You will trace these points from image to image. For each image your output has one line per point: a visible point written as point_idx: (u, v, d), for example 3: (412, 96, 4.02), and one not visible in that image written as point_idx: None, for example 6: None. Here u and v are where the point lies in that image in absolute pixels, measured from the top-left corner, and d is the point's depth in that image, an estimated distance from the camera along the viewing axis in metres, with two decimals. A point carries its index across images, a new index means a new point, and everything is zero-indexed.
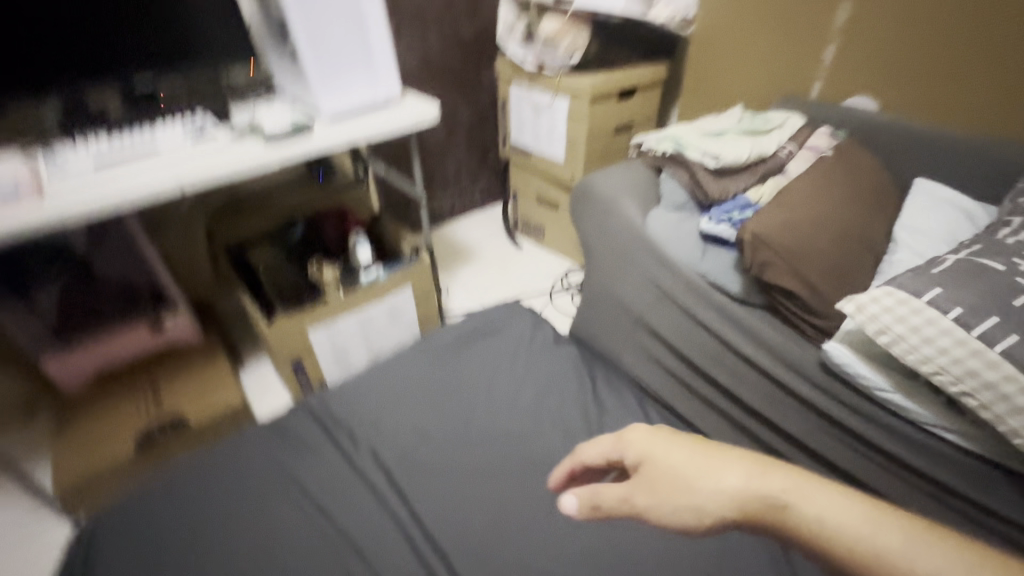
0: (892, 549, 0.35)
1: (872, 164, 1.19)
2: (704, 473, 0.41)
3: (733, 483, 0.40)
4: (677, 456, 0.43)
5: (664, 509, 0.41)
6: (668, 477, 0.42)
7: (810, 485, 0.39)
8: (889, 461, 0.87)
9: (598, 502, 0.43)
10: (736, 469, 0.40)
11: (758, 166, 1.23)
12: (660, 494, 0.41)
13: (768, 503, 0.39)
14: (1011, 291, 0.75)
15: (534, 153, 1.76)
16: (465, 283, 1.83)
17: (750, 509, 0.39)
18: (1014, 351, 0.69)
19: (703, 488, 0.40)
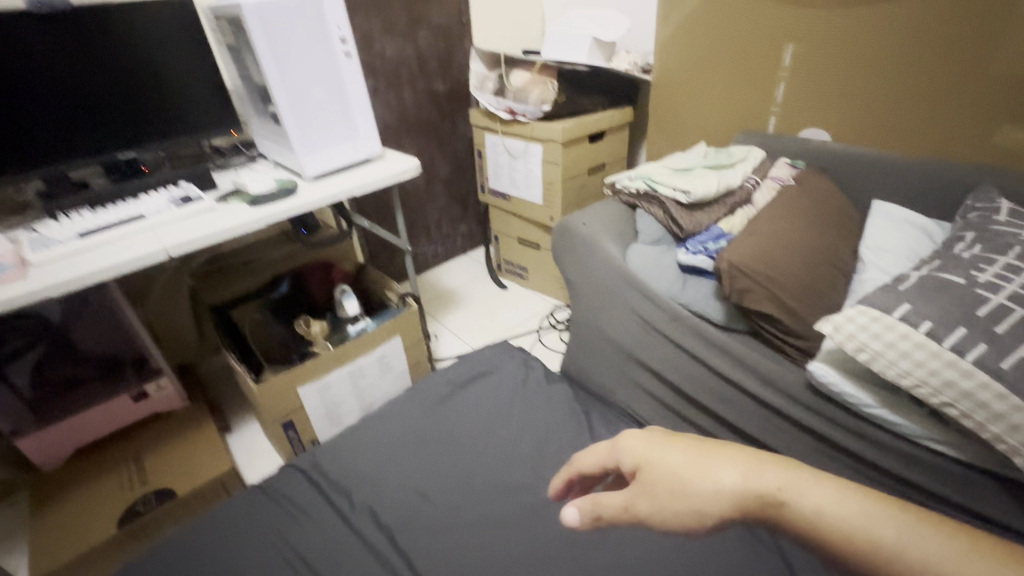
0: (905, 548, 0.34)
1: (831, 190, 1.26)
2: (699, 474, 0.40)
3: (730, 483, 0.39)
4: (673, 458, 0.42)
5: (665, 515, 0.40)
6: (667, 482, 0.41)
7: (802, 478, 0.38)
8: (883, 476, 0.89)
9: (598, 512, 0.43)
10: (732, 466, 0.40)
11: (726, 198, 1.30)
12: (661, 501, 0.41)
13: (767, 499, 0.38)
14: (974, 302, 0.79)
15: (512, 197, 1.82)
16: (453, 328, 1.83)
17: (749, 508, 0.39)
18: (984, 359, 0.73)
19: (703, 490, 0.40)
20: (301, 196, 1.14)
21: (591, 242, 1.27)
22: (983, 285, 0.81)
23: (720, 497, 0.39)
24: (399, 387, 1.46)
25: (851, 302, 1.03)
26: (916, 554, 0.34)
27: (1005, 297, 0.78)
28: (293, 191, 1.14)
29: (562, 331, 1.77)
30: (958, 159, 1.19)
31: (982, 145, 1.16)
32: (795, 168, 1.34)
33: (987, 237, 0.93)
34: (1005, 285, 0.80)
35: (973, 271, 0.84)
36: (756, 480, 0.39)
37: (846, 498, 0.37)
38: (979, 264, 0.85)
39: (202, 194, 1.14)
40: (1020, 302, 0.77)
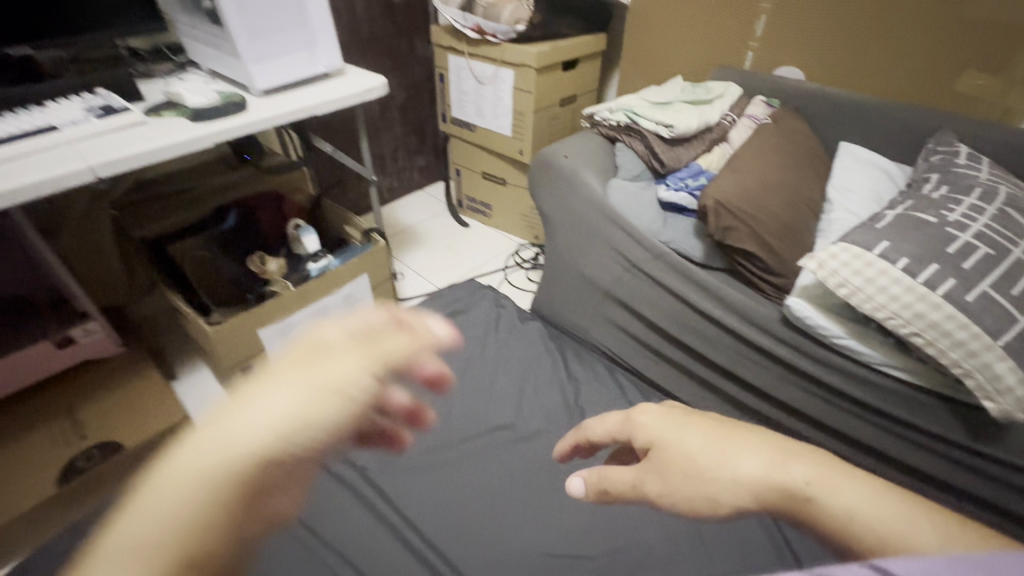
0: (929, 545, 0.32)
1: (805, 131, 1.27)
2: (718, 461, 0.40)
3: (747, 471, 0.38)
4: (690, 441, 0.42)
5: (674, 496, 0.40)
6: (681, 464, 0.41)
7: (837, 478, 0.36)
8: (844, 401, 0.96)
9: (604, 487, 0.44)
10: (756, 456, 0.39)
11: (705, 135, 1.28)
12: (674, 483, 0.41)
13: (790, 493, 0.37)
14: (945, 239, 0.83)
15: (478, 128, 1.70)
16: (416, 267, 1.75)
17: (768, 498, 0.37)
18: (952, 293, 0.78)
19: (715, 477, 0.39)
20: (254, 111, 0.99)
21: (574, 177, 1.21)
22: (952, 224, 0.85)
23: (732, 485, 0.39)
24: (364, 329, 1.39)
25: (822, 241, 1.07)
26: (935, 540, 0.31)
27: (971, 236, 0.83)
28: (243, 106, 0.99)
29: (529, 270, 1.75)
30: (922, 104, 1.23)
31: (946, 92, 1.20)
32: (771, 107, 1.34)
33: (952, 179, 0.98)
34: (972, 225, 0.84)
35: (943, 211, 0.88)
36: (773, 467, 0.38)
37: (884, 499, 0.35)
38: (948, 204, 0.89)
39: (129, 106, 0.96)
40: (984, 240, 0.82)
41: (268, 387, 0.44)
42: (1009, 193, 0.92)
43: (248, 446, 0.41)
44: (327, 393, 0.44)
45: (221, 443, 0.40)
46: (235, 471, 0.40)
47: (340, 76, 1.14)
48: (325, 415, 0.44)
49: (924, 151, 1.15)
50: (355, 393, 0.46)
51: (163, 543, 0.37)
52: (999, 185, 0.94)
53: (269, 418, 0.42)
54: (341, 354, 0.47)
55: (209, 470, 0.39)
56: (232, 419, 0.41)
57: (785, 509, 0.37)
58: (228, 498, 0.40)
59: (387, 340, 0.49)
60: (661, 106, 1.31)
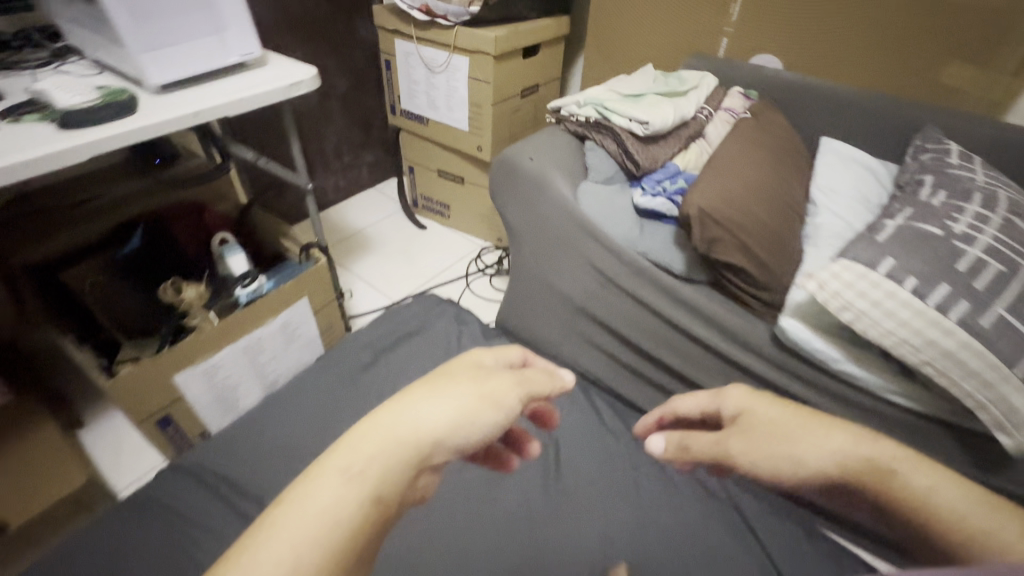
0: (969, 520, 0.44)
1: (785, 126, 1.18)
2: (803, 428, 0.56)
3: (837, 444, 0.52)
4: (772, 411, 0.59)
5: (754, 455, 0.57)
6: (761, 427, 0.58)
7: (914, 464, 0.49)
8: None
9: (687, 444, 0.60)
10: (843, 437, 0.53)
11: (682, 131, 1.17)
12: (754, 444, 0.57)
13: (870, 466, 0.50)
14: (954, 255, 0.75)
15: (431, 121, 1.54)
16: (369, 277, 1.59)
17: (855, 468, 0.51)
18: (966, 318, 0.70)
19: (802, 447, 0.54)
20: (147, 113, 0.80)
21: (541, 183, 1.07)
22: (959, 236, 0.77)
23: (821, 457, 0.53)
24: (309, 357, 1.22)
25: (811, 249, 0.99)
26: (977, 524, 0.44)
27: (980, 250, 0.75)
28: (133, 106, 0.80)
29: (493, 277, 1.62)
30: (905, 96, 1.16)
31: (930, 83, 1.13)
32: (749, 99, 1.24)
33: (947, 181, 0.90)
34: (980, 238, 0.77)
35: (947, 221, 0.80)
36: (854, 445, 0.52)
37: (952, 488, 0.47)
38: (951, 213, 0.81)
39: None
40: (993, 255, 0.75)
41: (424, 398, 0.47)
42: (1009, 198, 0.85)
43: (410, 452, 0.43)
44: (478, 409, 0.48)
45: (388, 447, 0.42)
46: (405, 462, 0.43)
47: (260, 67, 0.96)
48: (480, 421, 0.48)
49: (910, 148, 1.08)
50: (497, 419, 0.49)
51: (330, 540, 0.38)
52: (997, 189, 0.87)
53: (425, 431, 0.44)
54: (491, 380, 0.52)
55: (378, 459, 0.42)
56: (402, 420, 0.45)
57: (868, 481, 0.50)
58: (379, 504, 0.40)
59: (528, 374, 0.56)
60: (632, 99, 1.18)
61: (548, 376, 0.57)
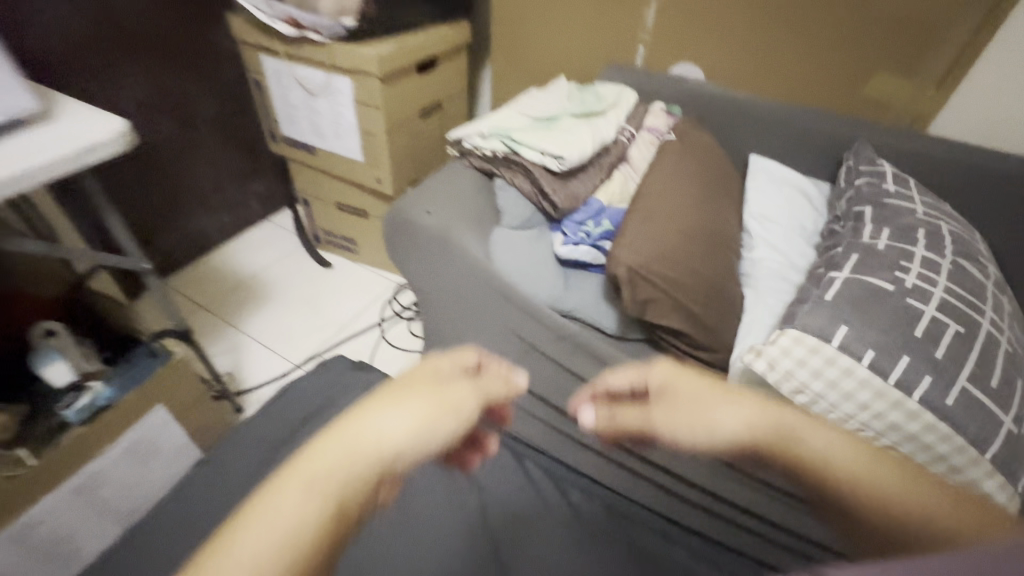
0: (918, 506, 0.41)
1: (713, 147, 1.07)
2: (718, 405, 0.53)
3: (736, 421, 0.51)
4: (693, 382, 0.55)
5: (675, 423, 0.54)
6: (687, 396, 0.54)
7: (815, 427, 0.49)
8: (797, 501, 0.80)
9: (614, 416, 0.56)
10: (750, 406, 0.52)
11: (603, 158, 1.03)
12: (674, 413, 0.54)
13: (781, 434, 0.50)
14: (910, 316, 0.66)
15: (320, 150, 1.32)
16: (263, 338, 1.36)
17: (766, 441, 0.50)
18: (930, 397, 0.61)
19: (718, 414, 0.53)
20: None
21: (445, 242, 0.89)
22: (911, 292, 0.68)
23: (732, 427, 0.52)
24: (184, 464, 1.00)
25: (752, 295, 0.89)
26: (915, 510, 0.40)
27: (934, 308, 0.67)
28: None
29: (411, 321, 1.43)
30: (830, 108, 1.08)
31: (855, 94, 1.05)
32: (673, 116, 1.12)
33: (887, 215, 0.82)
34: (932, 291, 0.68)
35: (897, 271, 0.71)
36: (767, 412, 0.51)
37: (861, 452, 0.47)
38: (899, 260, 0.72)
39: None
40: (949, 313, 0.66)
41: (385, 408, 0.40)
42: (952, 233, 0.78)
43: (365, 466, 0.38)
44: (439, 416, 0.42)
45: (332, 477, 0.36)
46: (365, 483, 0.38)
47: (43, 122, 0.72)
48: (451, 430, 0.42)
49: (842, 169, 1.00)
50: (458, 426, 0.43)
51: (277, 569, 0.33)
52: (938, 223, 0.80)
53: (385, 446, 0.39)
54: (450, 388, 0.44)
55: (336, 476, 0.37)
56: (360, 433, 0.39)
57: (772, 449, 0.50)
58: (338, 528, 0.35)
59: (488, 374, 0.48)
60: (543, 125, 1.02)
61: (513, 374, 0.50)
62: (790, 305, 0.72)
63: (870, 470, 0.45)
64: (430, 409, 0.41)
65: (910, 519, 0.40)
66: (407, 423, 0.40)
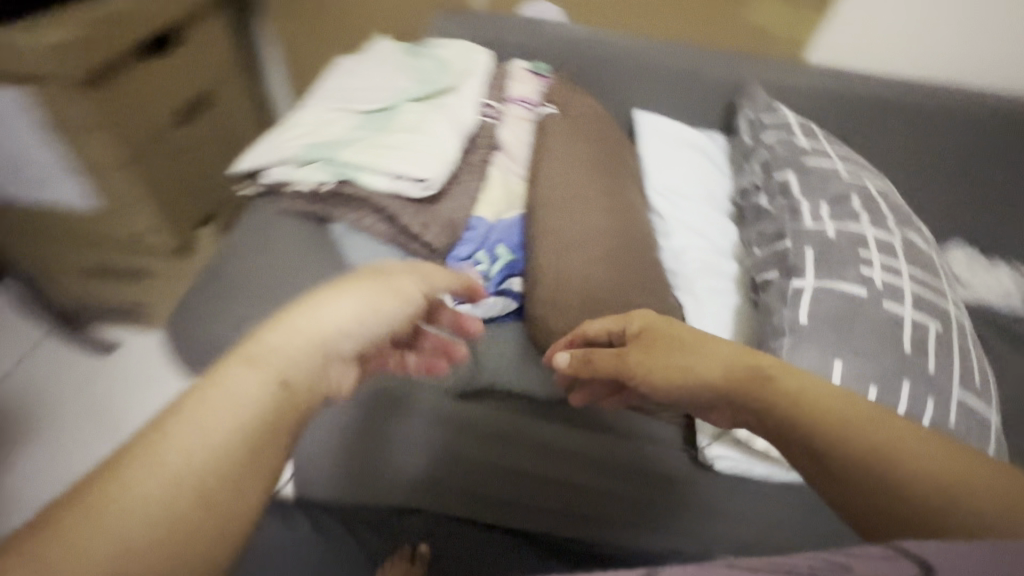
0: (942, 468, 0.33)
1: (599, 113, 0.85)
2: (696, 350, 0.48)
3: (716, 359, 0.47)
4: (680, 328, 0.51)
5: (650, 366, 0.49)
6: (668, 340, 0.50)
7: (798, 372, 0.44)
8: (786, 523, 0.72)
9: (589, 358, 0.52)
10: (727, 348, 0.47)
11: (473, 157, 0.76)
12: (653, 356, 0.50)
13: (756, 374, 0.44)
14: (894, 327, 0.56)
15: (20, 199, 0.82)
16: (28, 500, 0.89)
17: (739, 376, 0.45)
18: (940, 423, 0.53)
19: (693, 355, 0.48)
20: None
21: None
22: (884, 292, 0.58)
23: (705, 367, 0.47)
24: None
25: (695, 301, 0.73)
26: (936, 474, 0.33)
27: (911, 307, 0.58)
28: None
29: None
30: (708, 42, 0.93)
31: (732, 24, 0.91)
32: (543, 77, 0.87)
33: (814, 184, 0.71)
34: (902, 285, 0.59)
35: (862, 267, 0.60)
36: (743, 356, 0.47)
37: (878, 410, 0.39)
38: (857, 249, 0.61)
39: None
40: (924, 308, 0.58)
41: (325, 294, 0.35)
42: (881, 195, 0.70)
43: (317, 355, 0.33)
44: (382, 301, 0.37)
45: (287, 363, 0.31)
46: (304, 362, 0.32)
47: None
48: (396, 315, 0.37)
49: (738, 120, 0.86)
50: (405, 315, 0.38)
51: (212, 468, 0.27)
52: (865, 184, 0.71)
53: (323, 329, 0.34)
54: (391, 271, 0.39)
55: (277, 358, 0.31)
56: (298, 320, 0.33)
57: (747, 390, 0.44)
58: (282, 409, 0.30)
59: (427, 266, 0.42)
60: (380, 128, 0.70)
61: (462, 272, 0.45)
62: (763, 335, 0.59)
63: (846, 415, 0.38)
64: (374, 290, 0.37)
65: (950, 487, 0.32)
66: (347, 308, 0.35)
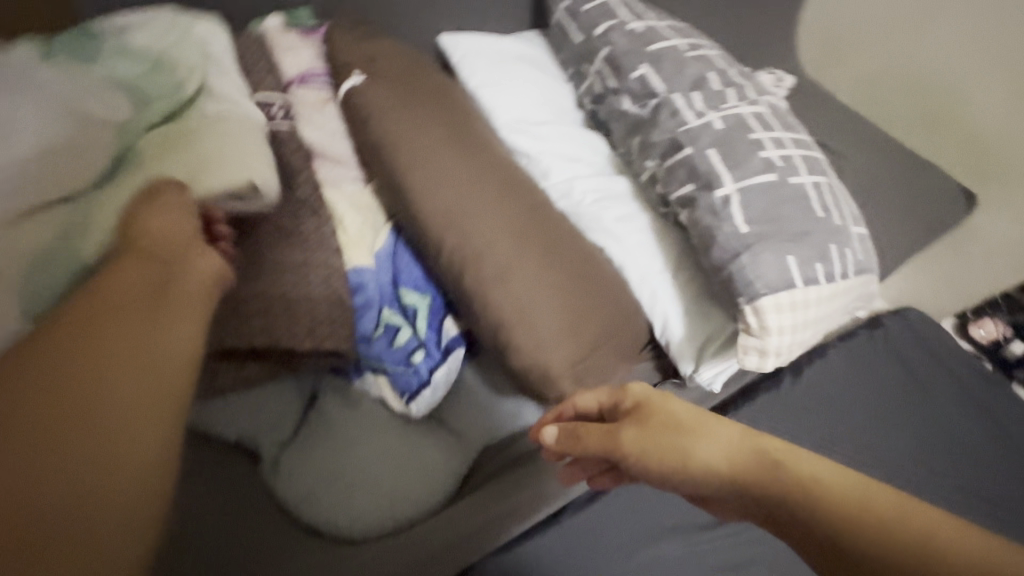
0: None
1: (412, 59, 0.65)
2: (698, 434, 0.38)
3: (713, 446, 0.37)
4: (679, 403, 0.41)
5: (643, 445, 0.39)
6: (664, 420, 0.40)
7: (807, 455, 0.36)
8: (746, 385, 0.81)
9: (578, 433, 0.42)
10: (728, 428, 0.38)
11: (301, 191, 0.52)
12: (652, 437, 0.40)
13: (767, 464, 0.35)
14: (805, 198, 0.61)
15: None
16: None
17: (747, 467, 0.36)
18: (857, 263, 0.62)
19: (693, 437, 0.38)
20: None
21: None
22: (788, 170, 0.61)
23: (708, 456, 0.37)
24: None
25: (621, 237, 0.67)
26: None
27: (807, 174, 0.63)
28: None
29: None
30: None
31: None
32: (312, 31, 0.65)
33: (673, 72, 0.67)
34: (793, 154, 0.63)
35: (760, 151, 0.62)
36: (739, 439, 0.37)
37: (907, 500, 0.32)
38: (747, 137, 0.62)
39: None
40: (813, 169, 0.64)
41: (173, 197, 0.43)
42: (723, 63, 0.71)
43: (164, 274, 0.36)
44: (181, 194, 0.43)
45: (134, 277, 0.35)
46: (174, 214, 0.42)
47: None
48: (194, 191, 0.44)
49: (553, 16, 0.76)
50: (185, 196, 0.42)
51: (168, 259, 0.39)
52: (707, 55, 0.70)
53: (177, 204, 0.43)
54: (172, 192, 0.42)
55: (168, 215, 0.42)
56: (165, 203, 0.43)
57: (761, 490, 0.35)
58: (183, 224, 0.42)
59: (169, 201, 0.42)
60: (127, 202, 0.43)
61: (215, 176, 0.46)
62: (718, 259, 0.57)
63: (872, 510, 0.32)
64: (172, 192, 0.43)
65: None
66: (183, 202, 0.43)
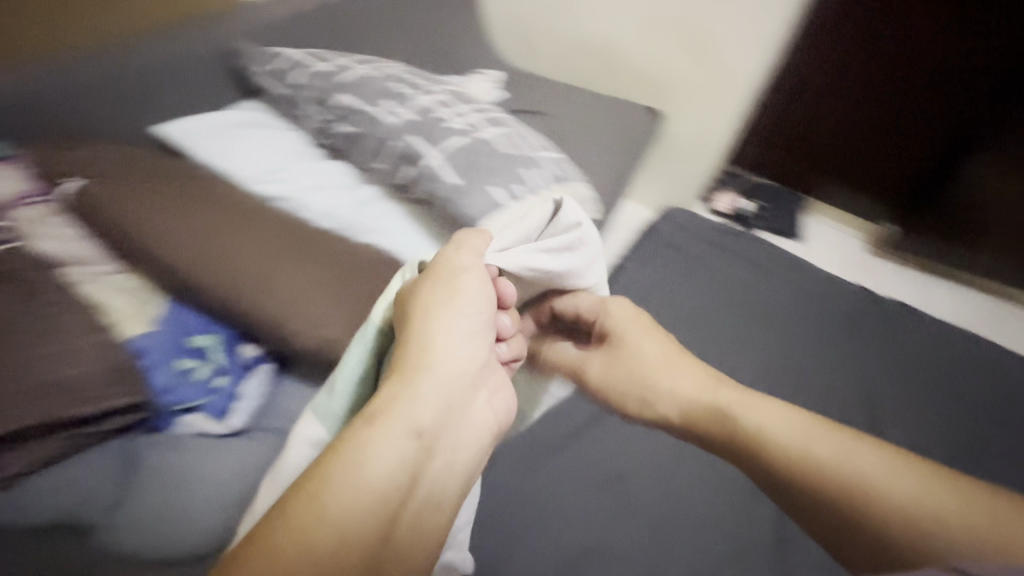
0: (886, 487, 0.61)
1: (128, 155, 0.73)
2: (654, 372, 0.79)
3: (676, 391, 0.77)
4: (650, 347, 0.82)
5: (610, 367, 0.82)
6: (633, 361, 0.81)
7: (752, 400, 0.72)
8: None
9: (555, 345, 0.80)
10: (690, 378, 0.78)
11: (46, 293, 0.56)
12: (625, 378, 0.80)
13: (715, 408, 0.74)
14: (494, 145, 0.79)
15: None
16: None
17: (697, 409, 0.75)
18: (553, 177, 0.82)
19: (660, 387, 0.78)
20: None
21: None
22: (474, 130, 0.80)
23: (670, 405, 0.77)
24: None
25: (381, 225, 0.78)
26: (872, 481, 0.62)
27: (491, 128, 0.82)
28: None
29: None
30: (166, 28, 0.88)
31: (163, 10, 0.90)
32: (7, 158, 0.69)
33: (367, 92, 0.83)
34: (475, 119, 0.82)
35: (450, 124, 0.79)
36: (703, 394, 0.76)
37: (864, 454, 0.64)
38: (436, 118, 0.80)
39: None
40: (495, 124, 0.83)
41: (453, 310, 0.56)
42: (406, 74, 0.88)
43: (383, 506, 0.46)
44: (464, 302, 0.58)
45: (366, 482, 0.46)
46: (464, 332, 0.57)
47: None
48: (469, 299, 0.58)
49: (256, 79, 0.90)
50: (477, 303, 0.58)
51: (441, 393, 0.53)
52: (391, 71, 0.87)
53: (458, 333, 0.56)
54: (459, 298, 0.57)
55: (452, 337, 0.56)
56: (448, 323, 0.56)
57: (705, 417, 0.74)
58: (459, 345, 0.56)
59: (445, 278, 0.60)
60: (399, 316, 0.56)
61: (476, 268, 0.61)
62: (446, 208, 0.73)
63: (840, 467, 0.64)
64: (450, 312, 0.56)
65: (906, 506, 0.60)
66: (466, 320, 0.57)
